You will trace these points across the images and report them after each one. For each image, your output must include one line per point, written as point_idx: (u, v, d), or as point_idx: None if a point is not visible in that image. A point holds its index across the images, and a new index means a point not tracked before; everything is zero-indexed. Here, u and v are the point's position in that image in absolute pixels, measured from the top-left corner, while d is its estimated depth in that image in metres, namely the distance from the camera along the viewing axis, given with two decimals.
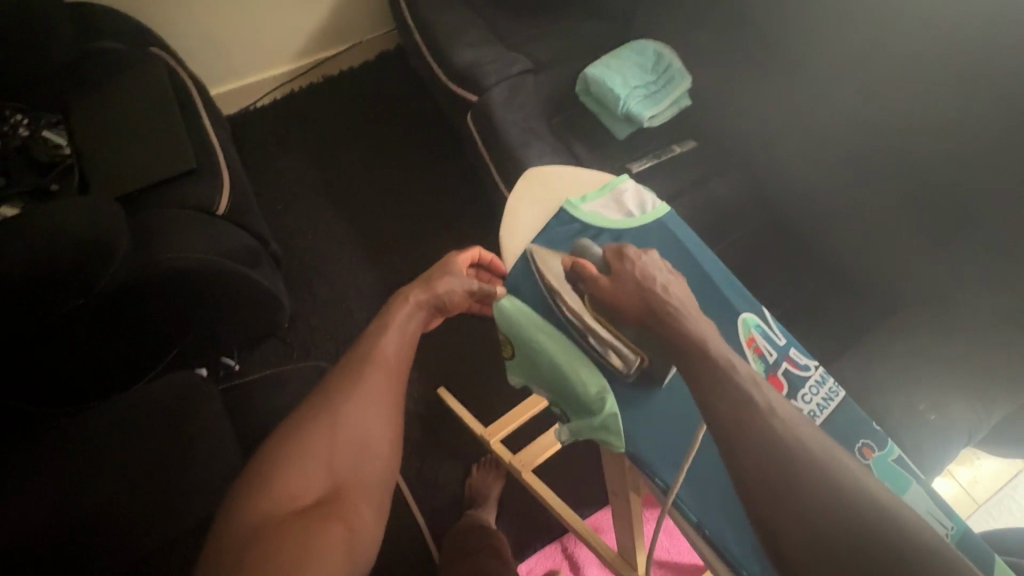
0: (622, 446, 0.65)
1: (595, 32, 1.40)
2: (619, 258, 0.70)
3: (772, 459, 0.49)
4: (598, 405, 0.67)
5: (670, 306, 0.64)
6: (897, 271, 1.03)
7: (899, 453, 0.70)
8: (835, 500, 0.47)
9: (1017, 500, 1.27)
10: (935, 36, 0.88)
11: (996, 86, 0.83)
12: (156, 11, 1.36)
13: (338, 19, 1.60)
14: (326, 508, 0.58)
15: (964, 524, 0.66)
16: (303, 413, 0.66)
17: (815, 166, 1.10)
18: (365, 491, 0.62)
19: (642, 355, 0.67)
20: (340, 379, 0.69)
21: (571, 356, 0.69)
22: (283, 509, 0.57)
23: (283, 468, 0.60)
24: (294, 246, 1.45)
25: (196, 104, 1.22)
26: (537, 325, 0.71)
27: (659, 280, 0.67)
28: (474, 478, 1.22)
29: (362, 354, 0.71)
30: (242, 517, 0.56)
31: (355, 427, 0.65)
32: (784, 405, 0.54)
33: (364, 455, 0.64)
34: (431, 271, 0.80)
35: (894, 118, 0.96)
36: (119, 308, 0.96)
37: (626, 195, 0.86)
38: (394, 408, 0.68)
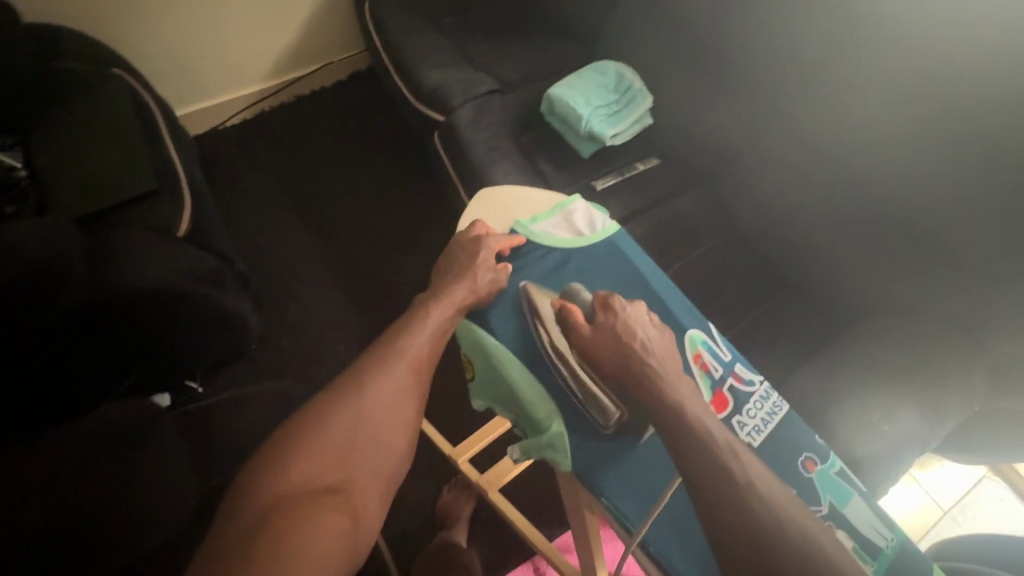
0: (568, 465, 0.68)
1: (559, 53, 1.43)
2: (605, 309, 0.72)
3: (742, 521, 0.54)
4: (546, 423, 0.72)
5: (648, 366, 0.66)
6: (853, 284, 1.06)
7: (840, 466, 0.74)
8: (798, 559, 0.53)
9: (981, 506, 1.29)
10: (881, 58, 0.93)
11: (938, 105, 0.88)
12: (122, 32, 1.35)
13: (308, 40, 1.62)
14: (335, 495, 0.62)
15: (903, 534, 0.70)
16: (332, 392, 0.70)
17: (773, 183, 1.13)
18: (372, 485, 0.65)
19: (625, 414, 0.71)
20: (372, 363, 0.73)
21: (525, 382, 0.74)
22: (300, 487, 0.61)
23: (304, 448, 0.64)
24: (262, 267, 1.44)
25: (160, 124, 1.21)
26: (497, 358, 0.76)
27: (639, 336, 0.69)
28: (445, 499, 1.19)
29: (392, 345, 0.75)
30: (265, 486, 0.60)
31: (377, 418, 0.68)
32: (755, 469, 0.58)
33: (378, 447, 0.67)
34: (472, 259, 0.82)
35: (845, 136, 1.01)
36: (78, 328, 0.93)
37: (576, 215, 0.89)
38: (414, 407, 0.72)
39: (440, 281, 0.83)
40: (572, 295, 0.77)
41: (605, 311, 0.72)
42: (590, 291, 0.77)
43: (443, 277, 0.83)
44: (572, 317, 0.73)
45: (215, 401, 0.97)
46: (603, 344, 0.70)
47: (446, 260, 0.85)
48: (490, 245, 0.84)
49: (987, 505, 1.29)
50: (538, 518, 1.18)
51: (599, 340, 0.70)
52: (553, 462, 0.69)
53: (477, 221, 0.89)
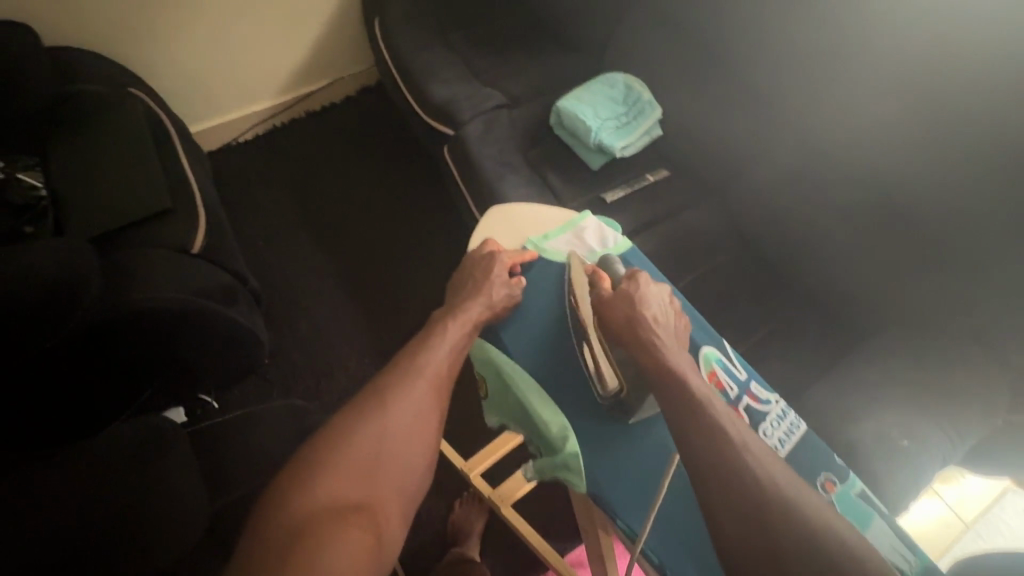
0: (584, 486, 0.69)
1: (566, 67, 1.43)
2: (631, 280, 0.78)
3: (741, 485, 0.54)
4: (560, 443, 0.73)
5: (651, 332, 0.70)
6: (868, 295, 1.05)
7: (861, 487, 0.73)
8: (801, 527, 0.52)
9: (1005, 521, 1.27)
10: (893, 69, 0.92)
11: (953, 115, 0.87)
12: (139, 53, 1.39)
13: (319, 57, 1.64)
14: (359, 513, 0.60)
15: (927, 558, 0.68)
16: (354, 408, 0.69)
17: (784, 195, 1.13)
18: (395, 504, 0.64)
19: (625, 388, 0.73)
20: (392, 378, 0.72)
21: (537, 399, 0.77)
22: (323, 505, 0.60)
23: (328, 465, 0.63)
24: (274, 281, 1.45)
25: (174, 143, 1.23)
26: (509, 376, 0.79)
27: (653, 309, 0.74)
28: (456, 514, 1.19)
29: (412, 361, 0.75)
30: (289, 506, 0.59)
31: (398, 434, 0.67)
32: (755, 438, 0.59)
33: (401, 464, 0.66)
34: (488, 277, 0.85)
35: (857, 147, 1.00)
36: (92, 347, 0.95)
37: (586, 233, 0.93)
38: (435, 423, 0.71)
39: (454, 299, 0.85)
40: (606, 264, 0.84)
41: (628, 281, 0.78)
42: (625, 266, 0.84)
43: (457, 293, 0.85)
44: (600, 281, 0.81)
45: (226, 417, 0.97)
46: (615, 304, 0.75)
47: (461, 278, 0.88)
48: (503, 262, 0.87)
49: (1012, 519, 1.28)
50: (550, 532, 1.17)
51: (612, 301, 0.76)
52: (567, 482, 0.70)
53: (485, 240, 0.92)
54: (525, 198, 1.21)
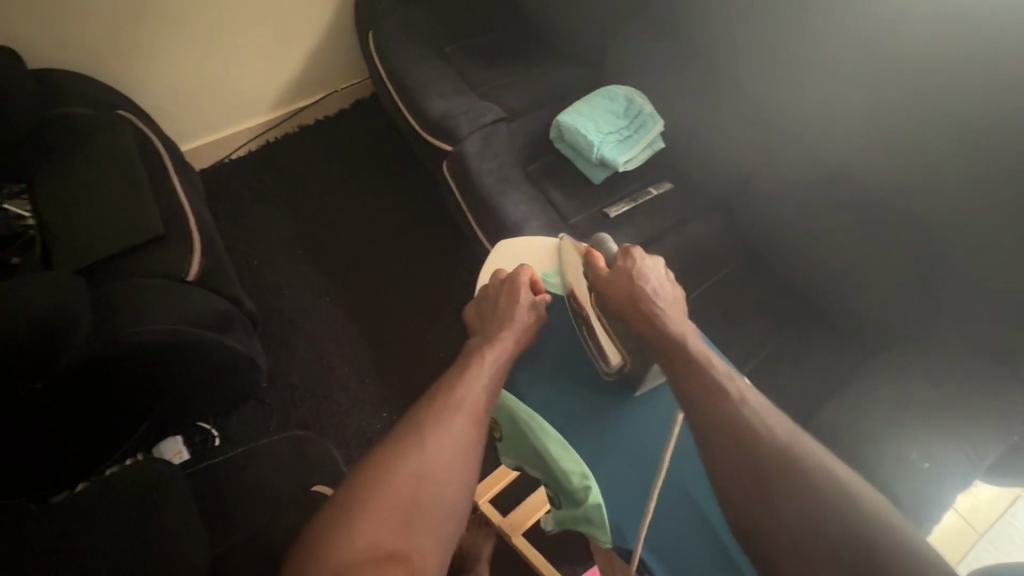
0: (608, 539, 0.69)
1: (566, 78, 1.41)
2: (624, 255, 0.84)
3: (744, 456, 0.60)
4: (582, 495, 0.71)
5: (649, 305, 0.77)
6: (879, 310, 1.03)
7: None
8: (807, 492, 0.56)
9: (1018, 529, 1.27)
10: (901, 81, 0.90)
11: (964, 130, 0.85)
12: (126, 74, 1.35)
13: (312, 71, 1.62)
14: (397, 559, 0.57)
15: None
16: (392, 442, 0.67)
17: (790, 208, 1.11)
18: (434, 548, 0.61)
19: (627, 360, 0.79)
20: (427, 411, 0.70)
21: (554, 448, 0.75)
22: (361, 552, 0.56)
23: (365, 505, 0.60)
24: (271, 302, 1.42)
25: (165, 165, 1.20)
26: (523, 422, 0.77)
27: (649, 282, 0.81)
28: (463, 538, 1.16)
29: (450, 391, 0.73)
30: (327, 552, 0.56)
31: (435, 472, 0.65)
32: (763, 409, 0.64)
33: (440, 504, 0.63)
34: (517, 301, 0.86)
35: (864, 161, 0.99)
36: (88, 385, 0.92)
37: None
38: (473, 459, 0.68)
39: (489, 327, 0.84)
40: (599, 243, 0.91)
41: (622, 257, 0.84)
42: (616, 243, 0.90)
43: (488, 322, 0.85)
44: (594, 261, 0.87)
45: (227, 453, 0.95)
46: (615, 282, 0.82)
47: (489, 300, 0.89)
48: (526, 278, 0.89)
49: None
50: (557, 556, 1.14)
51: (611, 279, 0.83)
52: (592, 536, 0.71)
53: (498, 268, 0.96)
54: (527, 215, 1.19)
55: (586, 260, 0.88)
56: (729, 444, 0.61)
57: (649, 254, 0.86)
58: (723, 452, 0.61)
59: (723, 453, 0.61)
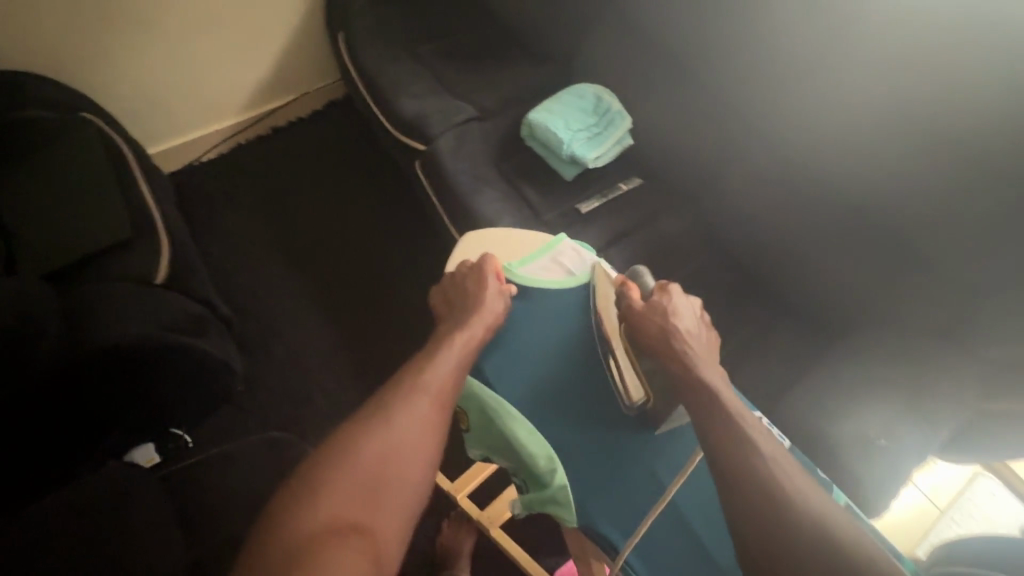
0: (573, 519, 0.75)
1: (536, 77, 1.43)
2: (663, 292, 0.83)
3: (759, 487, 0.60)
4: (549, 477, 0.76)
5: (683, 345, 0.76)
6: (840, 296, 1.07)
7: (848, 502, 0.77)
8: (813, 526, 0.57)
9: (977, 505, 1.31)
10: (854, 76, 0.95)
11: (911, 121, 0.90)
12: (91, 76, 1.32)
13: (284, 72, 1.61)
14: (359, 535, 0.58)
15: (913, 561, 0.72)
16: (357, 424, 0.68)
17: (754, 200, 1.15)
18: (396, 525, 0.62)
19: (651, 398, 0.79)
20: (395, 392, 0.72)
21: (524, 436, 0.78)
22: (325, 524, 0.58)
23: (329, 486, 0.61)
24: (246, 305, 1.41)
25: (133, 168, 1.19)
26: (493, 410, 0.79)
27: (686, 322, 0.79)
28: (445, 535, 1.17)
29: (417, 376, 0.74)
30: (291, 525, 0.57)
31: (401, 449, 0.66)
32: (779, 450, 0.64)
33: (404, 483, 0.64)
34: (485, 291, 0.86)
35: (822, 153, 1.03)
36: (56, 390, 0.90)
37: (563, 256, 0.96)
38: (439, 442, 0.70)
39: (458, 311, 0.85)
40: (635, 275, 0.90)
41: (660, 293, 0.83)
42: (653, 277, 0.88)
43: (458, 306, 0.87)
44: (629, 293, 0.85)
45: (202, 457, 0.94)
46: (647, 317, 0.80)
47: (457, 288, 0.89)
48: (494, 268, 0.89)
49: (983, 503, 1.32)
50: (537, 548, 1.15)
51: (644, 313, 0.80)
52: (558, 516, 0.75)
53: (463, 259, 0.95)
54: (500, 213, 1.20)
55: (620, 290, 0.86)
56: (742, 472, 0.61)
57: (685, 291, 0.85)
58: (738, 480, 0.61)
59: (736, 481, 0.61)
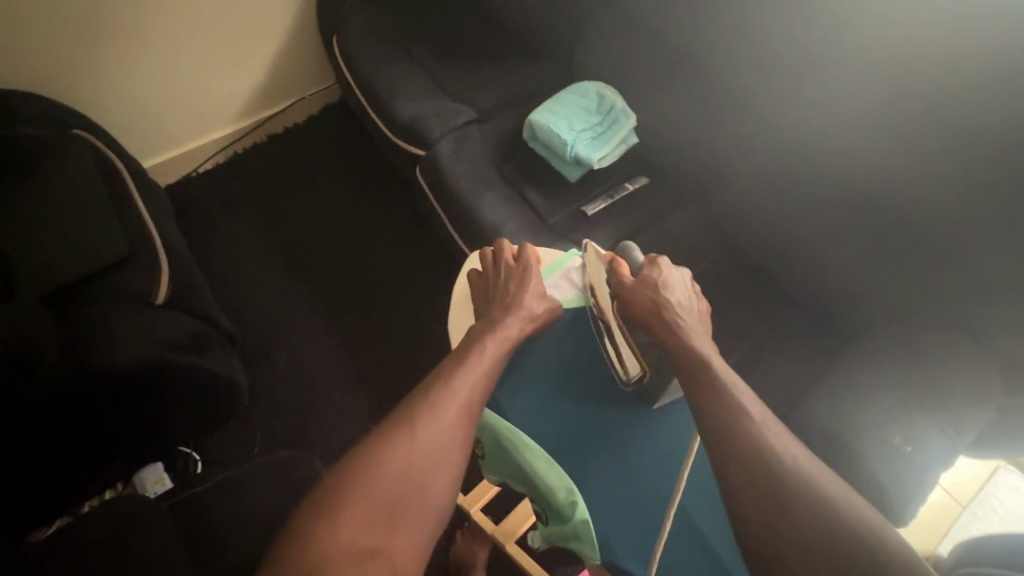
0: (596, 556, 0.69)
1: (536, 76, 1.40)
2: (651, 265, 0.84)
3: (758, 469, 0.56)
4: (569, 510, 0.71)
5: (673, 315, 0.77)
6: (856, 294, 1.04)
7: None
8: (817, 509, 0.53)
9: (1000, 499, 1.29)
10: (868, 68, 0.91)
11: (929, 112, 0.87)
12: (81, 91, 1.30)
13: (278, 78, 1.58)
14: (379, 555, 0.56)
15: None
16: (381, 433, 0.66)
17: (765, 197, 1.11)
18: (417, 544, 0.59)
19: (648, 371, 0.79)
20: (421, 400, 0.70)
21: (541, 467, 0.74)
22: (345, 544, 0.55)
23: (349, 501, 0.59)
24: (248, 318, 1.39)
25: (127, 185, 1.16)
26: (506, 440, 0.76)
27: (675, 293, 0.81)
28: (458, 546, 1.15)
29: (443, 383, 0.72)
30: (311, 544, 0.55)
31: (426, 462, 0.64)
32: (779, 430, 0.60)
33: (428, 498, 0.62)
34: (526, 289, 0.87)
35: (835, 147, 1.00)
36: (62, 410, 0.88)
37: (574, 271, 0.96)
38: (463, 455, 0.67)
39: (489, 317, 0.85)
40: (624, 251, 0.90)
41: (649, 267, 0.84)
42: (641, 253, 0.89)
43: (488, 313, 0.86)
44: (619, 269, 0.85)
45: (207, 482, 0.92)
46: (639, 290, 0.81)
47: (498, 290, 0.89)
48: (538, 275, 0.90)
49: (1006, 497, 1.29)
50: (551, 558, 1.13)
51: (636, 286, 0.81)
52: (581, 553, 0.70)
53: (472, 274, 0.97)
54: (504, 217, 1.17)
55: (610, 268, 0.86)
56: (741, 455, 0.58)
57: (673, 264, 0.86)
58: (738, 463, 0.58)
59: (735, 464, 0.58)
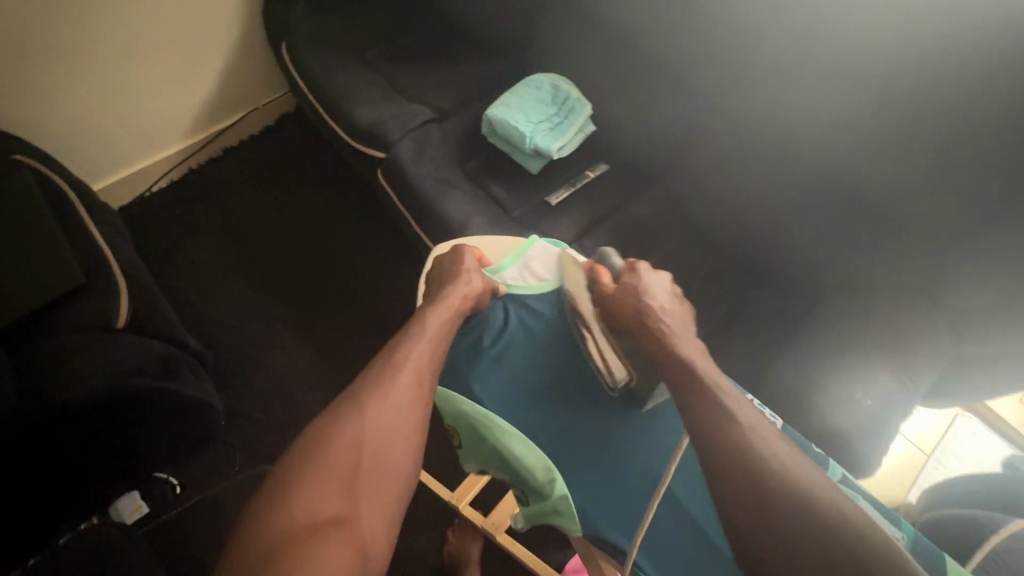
0: (578, 528, 0.72)
1: (491, 72, 1.40)
2: (632, 273, 0.89)
3: (747, 479, 0.59)
4: (548, 486, 0.73)
5: (659, 321, 0.81)
6: (816, 260, 1.08)
7: (843, 473, 0.77)
8: (804, 512, 0.56)
9: (964, 445, 1.35)
10: (808, 44, 0.95)
11: (867, 83, 0.91)
12: (18, 112, 1.23)
13: (229, 90, 1.54)
14: (338, 529, 0.59)
15: (911, 529, 0.75)
16: (333, 411, 0.68)
17: (723, 175, 1.15)
18: (378, 514, 0.63)
19: (634, 376, 0.80)
20: (369, 379, 0.72)
21: (516, 446, 0.76)
22: (301, 522, 0.58)
23: (309, 479, 0.61)
24: (217, 337, 1.36)
25: (78, 209, 1.13)
26: (482, 426, 0.77)
27: (659, 301, 0.85)
28: (451, 544, 1.15)
29: (392, 359, 0.74)
30: (266, 526, 0.57)
31: (378, 437, 0.67)
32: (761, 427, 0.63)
33: (385, 468, 0.66)
34: (462, 268, 0.90)
35: (782, 122, 1.04)
36: (29, 444, 0.85)
37: (534, 261, 0.97)
38: (419, 425, 0.70)
39: (433, 296, 0.86)
40: (603, 258, 0.95)
41: (630, 273, 0.89)
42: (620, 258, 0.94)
43: (431, 292, 0.88)
44: (599, 277, 0.90)
45: (188, 505, 0.90)
46: (623, 298, 0.85)
47: (438, 276, 0.91)
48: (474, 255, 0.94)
49: (970, 442, 1.35)
50: (543, 545, 1.15)
51: (619, 294, 0.86)
52: (563, 527, 0.73)
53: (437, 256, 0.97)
54: (470, 214, 1.17)
55: (591, 275, 0.91)
56: (732, 464, 0.60)
57: (652, 269, 0.91)
58: (727, 466, 0.60)
59: (722, 474, 0.60)
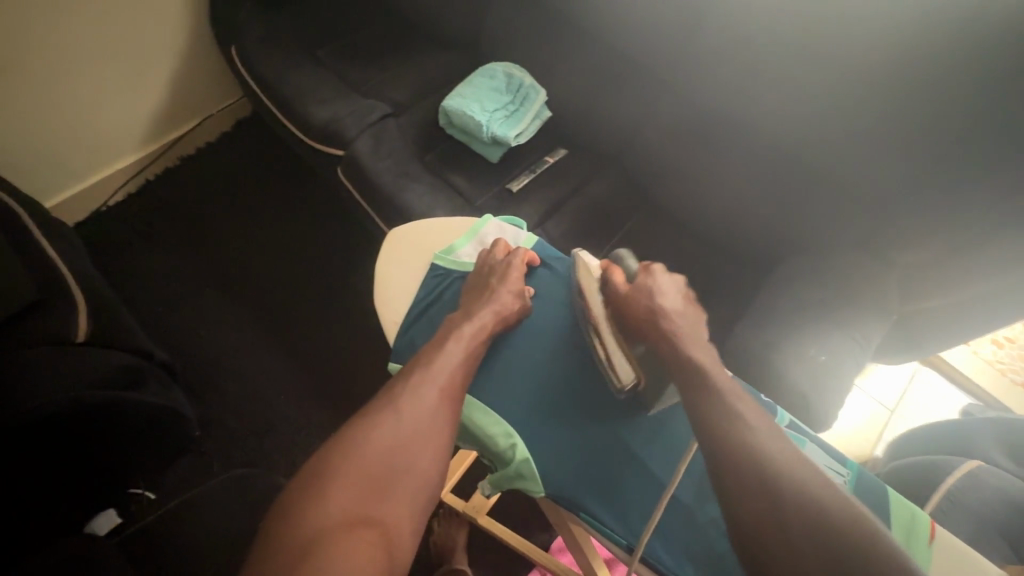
0: (540, 488, 0.78)
1: (445, 64, 1.41)
2: (647, 273, 0.86)
3: (745, 462, 0.61)
4: (510, 452, 0.80)
5: (674, 325, 0.79)
6: (771, 229, 1.12)
7: (789, 418, 0.85)
8: (798, 489, 0.58)
9: (926, 397, 1.41)
10: (739, 18, 0.97)
11: (797, 53, 0.94)
12: None
13: (180, 97, 1.52)
14: (369, 528, 0.60)
15: (855, 466, 0.80)
16: (365, 416, 0.69)
17: (677, 151, 1.18)
18: (406, 516, 0.63)
19: (642, 379, 0.80)
20: (402, 384, 0.73)
21: (479, 417, 0.82)
22: (334, 520, 0.59)
23: (339, 479, 0.62)
24: (184, 347, 1.34)
25: (26, 223, 1.09)
26: None
27: (672, 303, 0.82)
28: (437, 534, 1.16)
29: (425, 367, 0.75)
30: (298, 523, 0.58)
31: (409, 442, 0.68)
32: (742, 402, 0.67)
33: (416, 472, 0.67)
34: (503, 282, 0.88)
35: (726, 97, 1.07)
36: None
37: (489, 238, 1.00)
38: (449, 432, 0.71)
39: (467, 305, 0.86)
40: (617, 258, 0.92)
41: (644, 274, 0.86)
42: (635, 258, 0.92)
43: (467, 300, 0.88)
44: (613, 277, 0.87)
45: (161, 515, 0.89)
46: (635, 299, 0.83)
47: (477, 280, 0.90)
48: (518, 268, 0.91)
49: (931, 394, 1.42)
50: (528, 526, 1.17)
51: (631, 295, 0.84)
52: (525, 489, 0.79)
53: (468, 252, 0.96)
54: (432, 205, 1.18)
55: (604, 275, 0.89)
56: (727, 446, 0.63)
57: (667, 271, 0.88)
58: (724, 447, 0.63)
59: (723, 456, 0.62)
